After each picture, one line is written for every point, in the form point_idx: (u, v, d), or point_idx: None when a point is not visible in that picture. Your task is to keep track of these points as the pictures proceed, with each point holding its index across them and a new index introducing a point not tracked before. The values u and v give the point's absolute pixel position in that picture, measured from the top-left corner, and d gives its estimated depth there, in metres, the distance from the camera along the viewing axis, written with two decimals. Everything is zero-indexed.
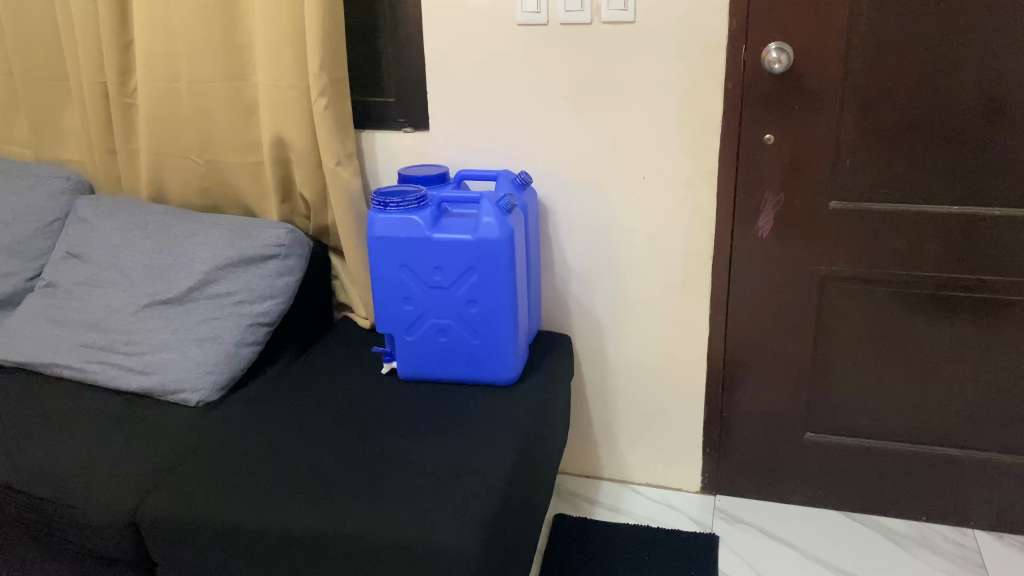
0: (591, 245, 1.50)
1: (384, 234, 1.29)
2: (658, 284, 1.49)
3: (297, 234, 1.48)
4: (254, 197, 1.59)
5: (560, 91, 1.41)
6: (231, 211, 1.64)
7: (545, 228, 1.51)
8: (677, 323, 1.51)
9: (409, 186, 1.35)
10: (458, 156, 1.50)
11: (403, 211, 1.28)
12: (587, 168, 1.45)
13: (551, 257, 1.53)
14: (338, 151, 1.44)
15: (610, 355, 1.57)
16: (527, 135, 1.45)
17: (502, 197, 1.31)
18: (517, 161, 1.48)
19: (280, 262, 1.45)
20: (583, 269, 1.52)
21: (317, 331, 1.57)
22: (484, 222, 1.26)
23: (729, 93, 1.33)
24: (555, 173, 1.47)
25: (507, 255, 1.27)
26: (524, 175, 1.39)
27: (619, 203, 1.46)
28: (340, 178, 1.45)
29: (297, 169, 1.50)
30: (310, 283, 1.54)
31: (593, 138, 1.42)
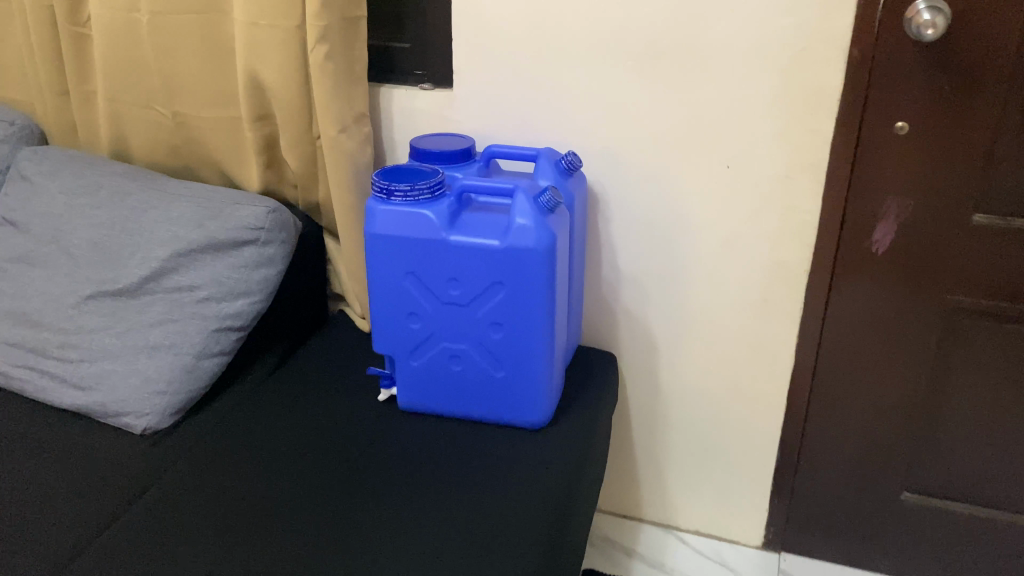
0: (650, 247, 1.19)
1: (386, 230, 0.99)
2: (731, 301, 1.18)
3: (283, 214, 1.19)
4: (236, 160, 1.28)
5: (621, 48, 1.08)
6: (204, 175, 1.33)
7: (592, 222, 1.20)
8: (751, 349, 1.20)
9: (422, 169, 1.04)
10: (488, 125, 1.18)
11: (412, 202, 0.98)
12: (650, 150, 1.13)
13: (597, 258, 1.22)
14: (339, 114, 1.12)
15: (663, 381, 1.27)
16: (576, 103, 1.13)
17: (544, 191, 1.00)
18: (564, 137, 1.15)
19: (258, 250, 1.16)
20: (638, 275, 1.21)
21: (305, 332, 1.28)
22: (517, 222, 0.96)
23: (853, 65, 0.99)
24: (610, 155, 1.15)
25: (545, 268, 0.97)
26: (571, 160, 1.08)
27: (690, 197, 1.14)
28: (342, 150, 1.14)
29: (284, 131, 1.19)
30: (298, 274, 1.24)
31: (663, 112, 1.10)
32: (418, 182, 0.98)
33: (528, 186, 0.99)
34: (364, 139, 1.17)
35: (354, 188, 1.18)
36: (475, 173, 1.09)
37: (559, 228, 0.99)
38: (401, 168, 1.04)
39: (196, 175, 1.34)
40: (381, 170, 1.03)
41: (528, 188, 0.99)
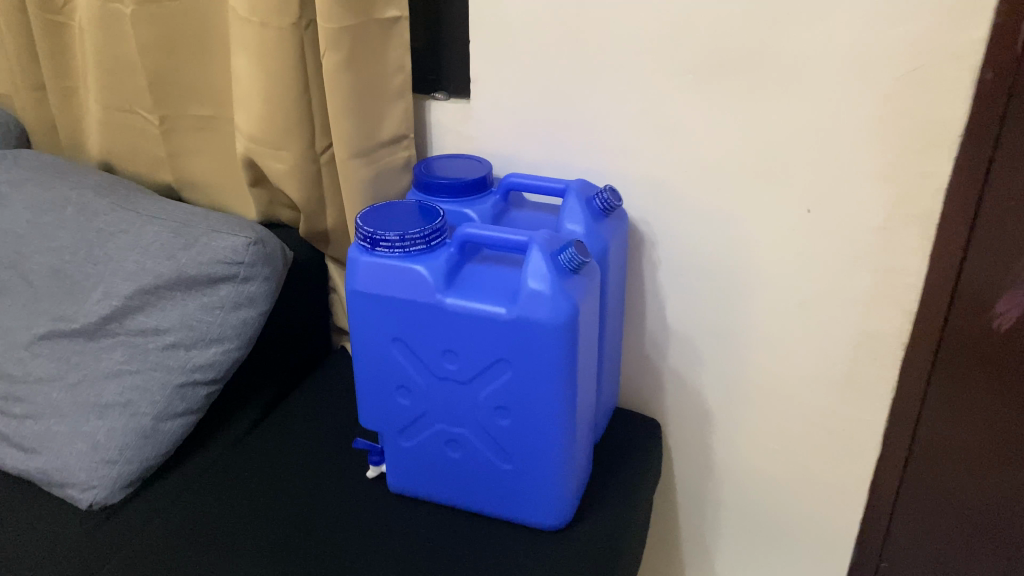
0: (707, 300, 0.97)
1: (370, 288, 0.80)
2: (805, 371, 0.96)
3: (269, 245, 1.00)
4: (233, 172, 1.10)
5: (690, 58, 0.85)
6: (188, 190, 1.15)
7: (636, 266, 0.98)
8: (827, 429, 0.97)
9: (422, 210, 0.85)
10: (517, 146, 0.97)
11: (402, 254, 0.79)
12: (714, 186, 0.90)
13: (642, 306, 1.01)
14: (356, 138, 0.91)
15: (716, 456, 1.05)
16: (628, 124, 0.91)
17: (566, 243, 0.80)
18: (604, 166, 0.94)
19: (236, 287, 0.98)
20: (690, 331, 1.00)
21: (292, 376, 1.10)
22: (528, 285, 0.76)
23: (981, 91, 0.75)
24: (660, 189, 0.93)
25: (563, 345, 0.76)
26: (608, 199, 0.87)
27: (761, 246, 0.91)
28: (362, 179, 0.94)
29: (281, 158, 0.97)
30: (286, 309, 1.06)
31: (737, 141, 0.87)
32: (410, 230, 0.78)
33: (545, 237, 0.78)
34: (389, 167, 0.96)
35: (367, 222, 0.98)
36: (484, 215, 0.89)
37: (584, 292, 0.78)
38: (395, 208, 0.85)
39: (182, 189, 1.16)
40: (370, 211, 0.84)
41: (546, 241, 0.78)
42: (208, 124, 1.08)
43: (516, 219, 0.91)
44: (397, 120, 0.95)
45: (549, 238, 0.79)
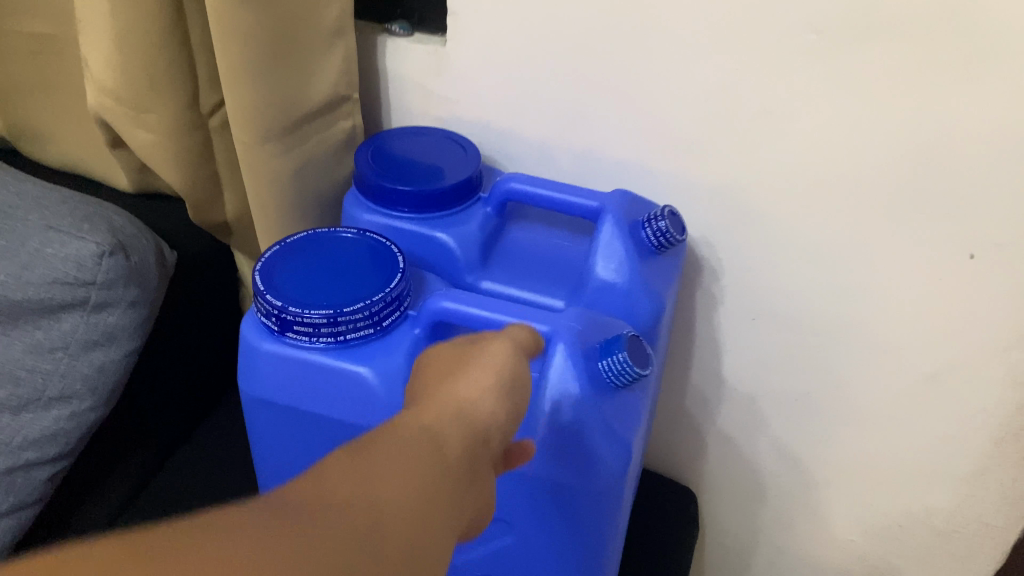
0: (785, 358, 0.67)
1: (281, 392, 0.51)
2: (915, 460, 0.68)
3: (134, 253, 0.66)
4: (86, 124, 0.74)
5: (823, 10, 0.50)
6: (23, 142, 0.78)
7: (686, 301, 0.68)
8: (936, 532, 0.70)
9: (365, 254, 0.53)
10: (522, 117, 0.64)
11: (333, 345, 0.49)
12: (825, 208, 0.58)
13: (687, 348, 0.71)
14: (263, 109, 0.56)
15: (761, 538, 0.79)
16: (701, 104, 0.57)
17: (603, 329, 0.50)
18: (659, 163, 0.61)
19: (86, 321, 0.65)
20: (751, 389, 0.70)
21: (184, 413, 0.78)
22: (545, 415, 0.47)
23: None
24: (739, 205, 0.61)
25: (606, 509, 0.49)
26: (664, 231, 0.54)
27: (880, 297, 0.61)
28: (280, 173, 0.60)
29: (154, 130, 0.61)
30: (170, 325, 0.73)
31: (878, 150, 0.54)
32: (344, 307, 0.48)
33: (571, 327, 0.49)
34: (321, 146, 0.62)
35: (291, 229, 0.65)
36: (469, 249, 0.57)
37: (632, 416, 0.50)
38: (324, 249, 0.54)
39: (14, 140, 0.79)
40: (282, 255, 0.53)
41: (574, 332, 0.48)
42: (43, 53, 0.70)
43: (520, 253, 0.59)
44: (332, 76, 0.60)
45: (579, 325, 0.49)
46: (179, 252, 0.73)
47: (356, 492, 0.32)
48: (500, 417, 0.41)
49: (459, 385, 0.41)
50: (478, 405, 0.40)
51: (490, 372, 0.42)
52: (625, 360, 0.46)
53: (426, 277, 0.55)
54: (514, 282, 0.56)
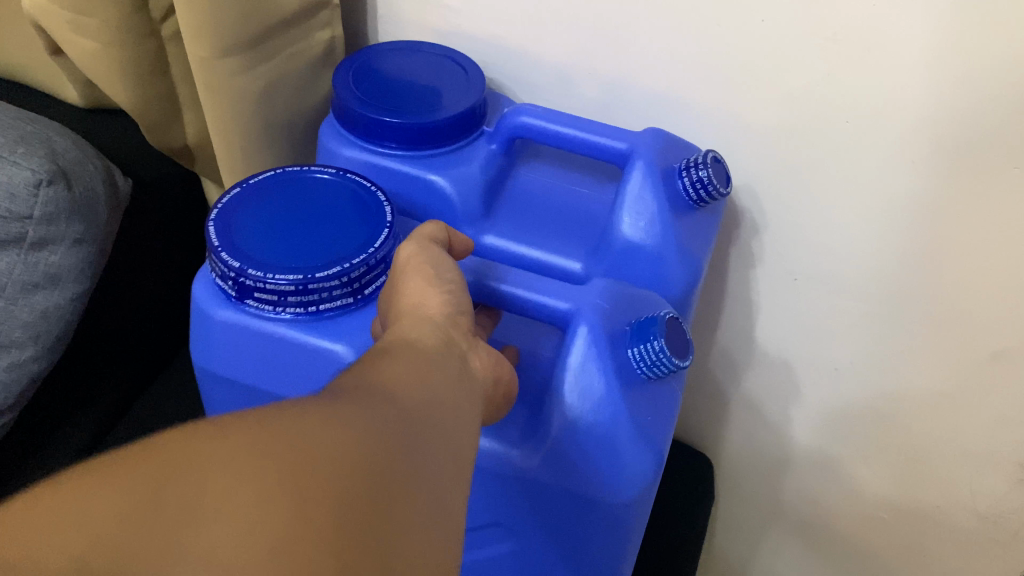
0: (829, 329, 0.58)
1: (236, 367, 0.43)
2: (970, 460, 0.59)
3: (78, 182, 0.57)
4: (24, 25, 0.63)
5: None
6: None
7: (721, 257, 0.59)
8: (981, 535, 0.62)
9: (340, 203, 0.44)
10: (539, 36, 0.53)
11: (302, 314, 0.41)
12: (894, 158, 0.48)
13: (716, 307, 0.62)
14: (222, 19, 0.46)
15: (781, 504, 0.72)
16: (754, 24, 0.47)
17: (631, 309, 0.43)
18: (701, 97, 0.51)
19: (24, 260, 0.55)
20: (785, 354, 0.62)
21: (141, 356, 0.69)
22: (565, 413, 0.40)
23: None
24: (792, 153, 0.51)
25: (624, 526, 0.41)
26: (705, 181, 0.45)
27: (945, 269, 0.51)
28: (243, 91, 0.50)
29: (96, 40, 0.51)
30: (120, 258, 0.64)
31: (965, 98, 0.44)
32: (316, 273, 0.40)
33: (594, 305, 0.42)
34: (296, 61, 0.53)
35: (260, 158, 0.55)
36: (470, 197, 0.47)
37: (665, 415, 0.43)
38: (293, 192, 0.44)
39: None
40: (242, 199, 0.43)
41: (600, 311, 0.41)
42: None
43: (528, 204, 0.49)
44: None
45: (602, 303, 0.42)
46: (132, 179, 0.64)
47: (366, 379, 0.27)
48: (461, 299, 0.36)
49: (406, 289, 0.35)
50: (436, 296, 0.35)
51: (422, 258, 0.37)
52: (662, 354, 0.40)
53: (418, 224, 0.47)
54: (523, 241, 0.47)
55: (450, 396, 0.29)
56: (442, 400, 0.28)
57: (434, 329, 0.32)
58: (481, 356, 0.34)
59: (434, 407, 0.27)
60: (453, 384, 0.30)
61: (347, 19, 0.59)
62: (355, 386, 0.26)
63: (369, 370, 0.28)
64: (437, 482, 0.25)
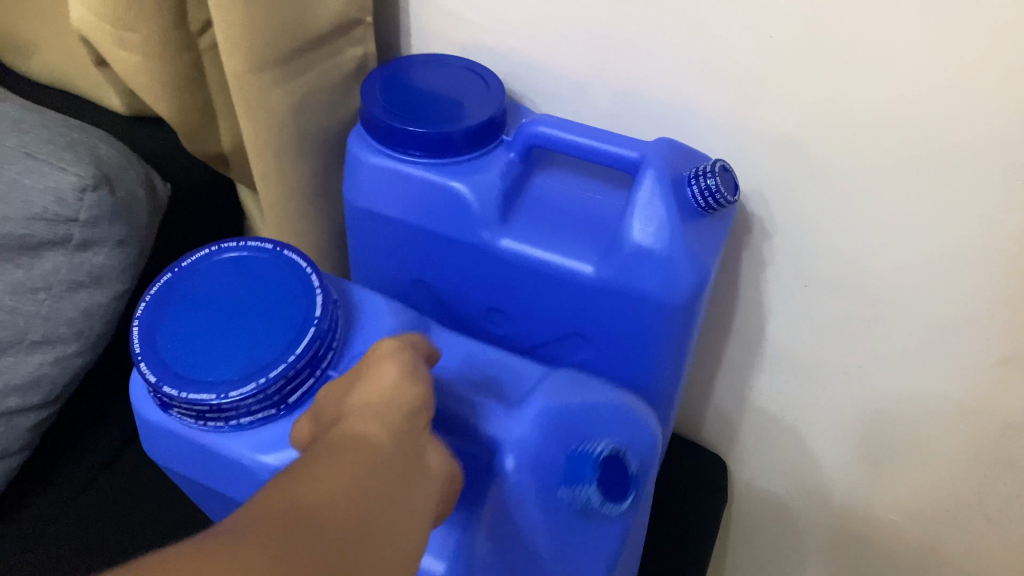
0: (838, 334, 0.60)
1: (174, 459, 0.48)
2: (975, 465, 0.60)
3: (120, 187, 0.60)
4: (74, 38, 0.66)
5: None
6: (11, 53, 0.71)
7: (734, 263, 0.61)
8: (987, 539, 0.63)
9: (269, 305, 0.47)
10: (560, 50, 0.56)
11: (224, 427, 0.44)
12: (899, 171, 0.50)
13: (729, 312, 0.64)
14: (259, 35, 0.49)
15: (792, 506, 0.74)
16: (765, 41, 0.49)
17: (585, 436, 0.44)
18: (713, 110, 0.53)
19: (70, 259, 0.59)
20: (797, 359, 0.63)
21: None
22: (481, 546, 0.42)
23: None
24: (800, 163, 0.53)
25: None
26: (714, 189, 0.47)
27: (952, 280, 0.52)
28: (277, 103, 0.53)
29: (140, 53, 0.54)
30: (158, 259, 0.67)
31: (970, 115, 0.46)
32: (231, 393, 0.43)
33: (517, 439, 0.43)
34: (328, 74, 0.55)
35: (292, 166, 0.58)
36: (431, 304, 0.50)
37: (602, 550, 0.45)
38: (238, 289, 0.48)
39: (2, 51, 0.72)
40: (181, 295, 0.47)
41: (526, 437, 0.43)
42: None
43: (544, 208, 0.51)
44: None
45: (538, 440, 0.44)
46: (171, 184, 0.68)
47: (308, 494, 0.28)
48: (422, 396, 0.37)
49: (367, 387, 0.37)
50: (396, 396, 0.36)
51: (391, 361, 0.38)
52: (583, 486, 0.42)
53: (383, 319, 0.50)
54: (537, 244, 0.50)
55: (400, 511, 0.31)
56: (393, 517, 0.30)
57: (391, 433, 0.34)
58: (434, 456, 0.36)
59: (383, 527, 0.29)
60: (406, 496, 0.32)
61: (380, 33, 0.62)
62: (314, 501, 0.28)
63: (333, 477, 0.30)
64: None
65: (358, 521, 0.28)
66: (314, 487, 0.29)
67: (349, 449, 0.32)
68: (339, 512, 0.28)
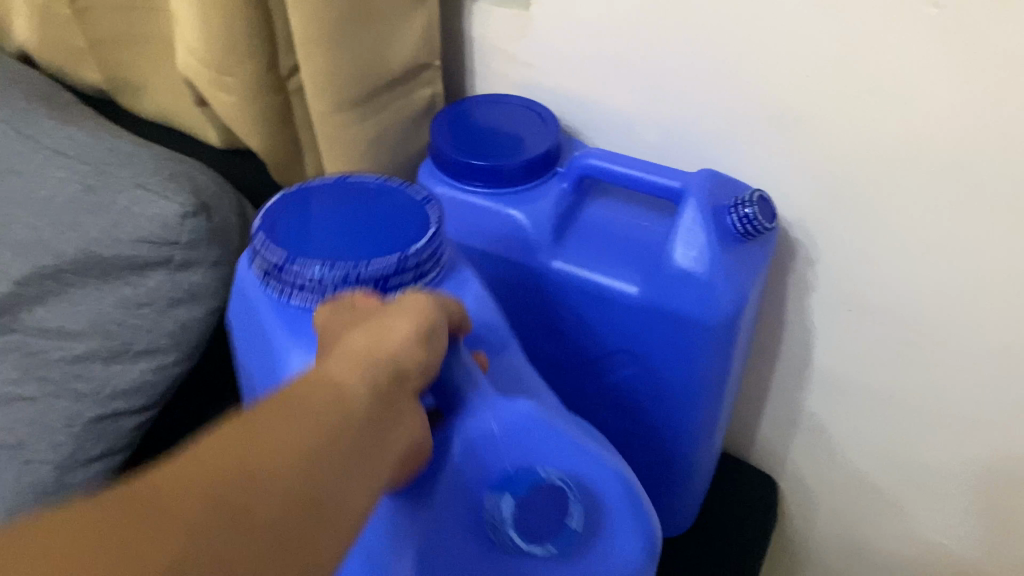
0: (878, 359, 0.62)
1: (238, 321, 0.52)
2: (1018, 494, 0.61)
3: (216, 214, 0.67)
4: (180, 82, 0.74)
5: None
6: (125, 95, 0.80)
7: (778, 288, 0.64)
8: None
9: (375, 219, 0.47)
10: (613, 91, 0.60)
11: (292, 302, 0.45)
12: (934, 201, 0.52)
13: (775, 335, 0.67)
14: (339, 80, 0.55)
15: (841, 531, 0.75)
16: (800, 79, 0.52)
17: (554, 507, 0.40)
18: (752, 144, 0.57)
19: (172, 279, 0.66)
20: (841, 381, 0.65)
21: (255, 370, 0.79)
22: (408, 513, 0.38)
23: None
24: (836, 195, 0.56)
25: None
26: (752, 217, 0.51)
27: (985, 306, 0.54)
28: (353, 139, 0.59)
29: (235, 95, 0.61)
30: None
31: (1003, 147, 0.48)
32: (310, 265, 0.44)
33: (487, 431, 0.40)
34: (400, 113, 0.61)
35: None
36: (483, 303, 0.47)
37: None
38: (357, 205, 0.49)
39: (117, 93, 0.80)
40: (314, 187, 0.50)
41: (495, 453, 0.40)
42: (138, 12, 0.71)
43: (593, 232, 0.56)
44: (411, 44, 0.58)
45: (503, 443, 0.40)
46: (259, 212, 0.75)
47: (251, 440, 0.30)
48: (423, 355, 0.37)
49: (373, 329, 0.37)
50: (393, 350, 0.36)
51: (408, 315, 0.38)
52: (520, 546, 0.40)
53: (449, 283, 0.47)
54: (585, 266, 0.54)
55: (345, 489, 0.31)
56: (334, 478, 0.30)
57: (369, 385, 0.34)
58: (415, 418, 0.36)
59: (319, 488, 0.30)
60: (361, 466, 0.32)
61: (449, 76, 0.68)
62: (253, 457, 0.29)
63: (280, 428, 0.30)
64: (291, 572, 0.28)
65: (292, 481, 0.29)
66: (261, 437, 0.30)
67: (316, 404, 0.32)
68: (274, 477, 0.29)
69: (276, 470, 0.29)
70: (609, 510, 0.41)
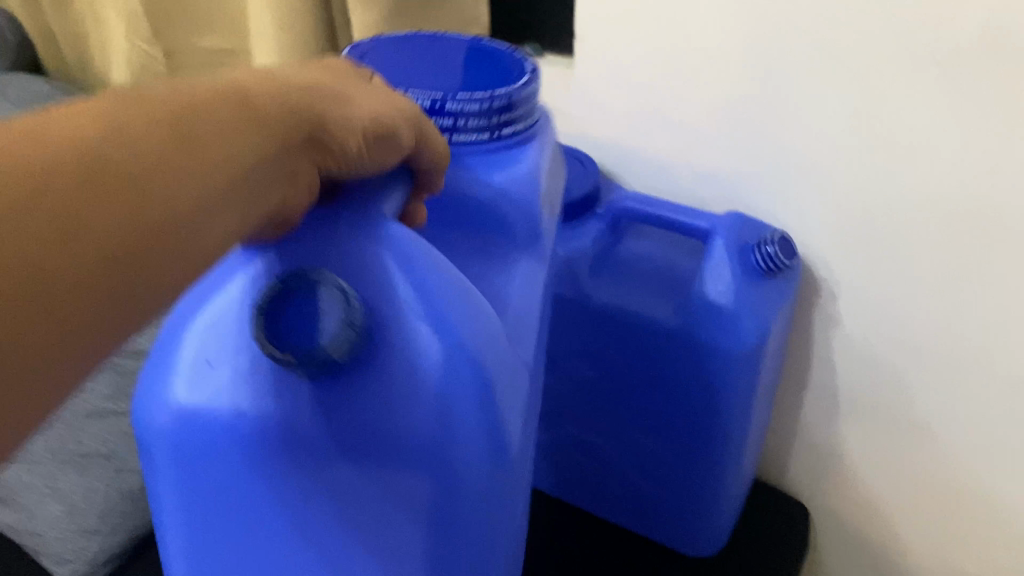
0: (894, 391, 0.66)
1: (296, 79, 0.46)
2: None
3: None
4: None
5: (950, 39, 0.50)
6: None
7: (799, 323, 0.68)
8: None
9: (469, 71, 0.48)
10: (644, 141, 0.67)
11: None
12: (934, 245, 0.57)
13: (799, 369, 0.71)
14: None
15: (890, 554, 0.76)
16: (811, 134, 0.58)
17: (363, 341, 0.31)
18: (770, 192, 0.62)
19: None
20: (871, 408, 0.68)
21: None
22: (271, 272, 0.32)
23: None
24: (848, 238, 0.61)
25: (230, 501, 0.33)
26: (773, 255, 0.57)
27: (987, 340, 0.59)
28: None
29: None
30: None
31: (1008, 180, 0.52)
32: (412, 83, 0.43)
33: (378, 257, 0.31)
34: None
35: None
36: (532, 182, 0.43)
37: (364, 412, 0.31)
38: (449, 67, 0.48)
39: None
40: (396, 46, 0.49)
41: (366, 246, 0.32)
42: None
43: (627, 265, 0.61)
44: None
45: (358, 257, 0.31)
46: None
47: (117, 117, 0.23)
48: (370, 154, 0.32)
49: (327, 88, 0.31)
50: (335, 117, 0.30)
51: (366, 99, 0.32)
52: (284, 360, 0.30)
53: (491, 166, 0.43)
54: (620, 298, 0.59)
55: (200, 196, 0.24)
56: (188, 228, 0.24)
57: (288, 117, 0.28)
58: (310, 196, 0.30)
59: (159, 251, 0.23)
60: (232, 210, 0.26)
61: None
62: (99, 145, 0.22)
63: (146, 127, 0.24)
64: (54, 332, 0.21)
65: (142, 206, 0.23)
66: (112, 122, 0.23)
67: (220, 115, 0.26)
68: (103, 198, 0.22)
69: (111, 202, 0.22)
70: (447, 395, 0.32)
